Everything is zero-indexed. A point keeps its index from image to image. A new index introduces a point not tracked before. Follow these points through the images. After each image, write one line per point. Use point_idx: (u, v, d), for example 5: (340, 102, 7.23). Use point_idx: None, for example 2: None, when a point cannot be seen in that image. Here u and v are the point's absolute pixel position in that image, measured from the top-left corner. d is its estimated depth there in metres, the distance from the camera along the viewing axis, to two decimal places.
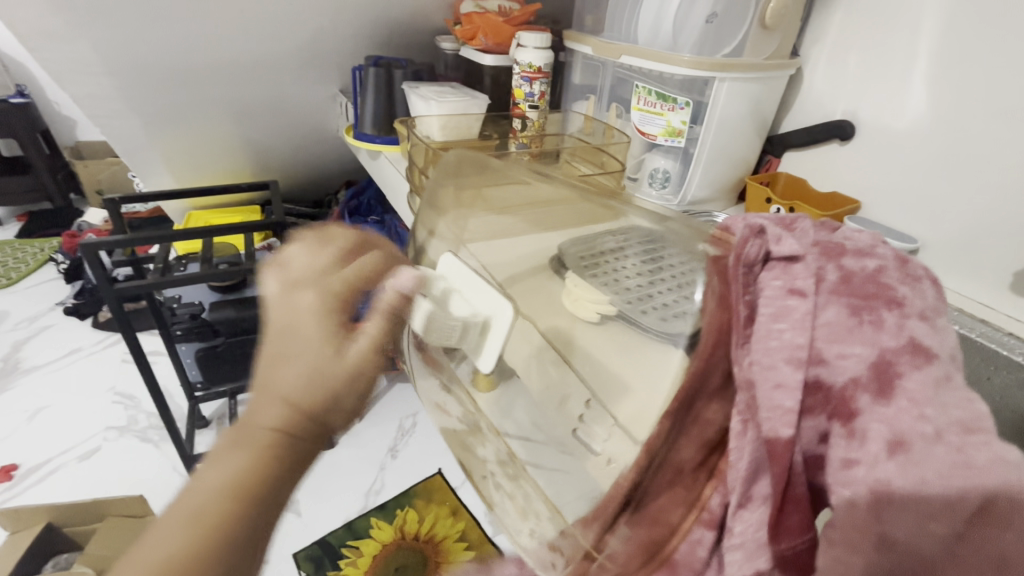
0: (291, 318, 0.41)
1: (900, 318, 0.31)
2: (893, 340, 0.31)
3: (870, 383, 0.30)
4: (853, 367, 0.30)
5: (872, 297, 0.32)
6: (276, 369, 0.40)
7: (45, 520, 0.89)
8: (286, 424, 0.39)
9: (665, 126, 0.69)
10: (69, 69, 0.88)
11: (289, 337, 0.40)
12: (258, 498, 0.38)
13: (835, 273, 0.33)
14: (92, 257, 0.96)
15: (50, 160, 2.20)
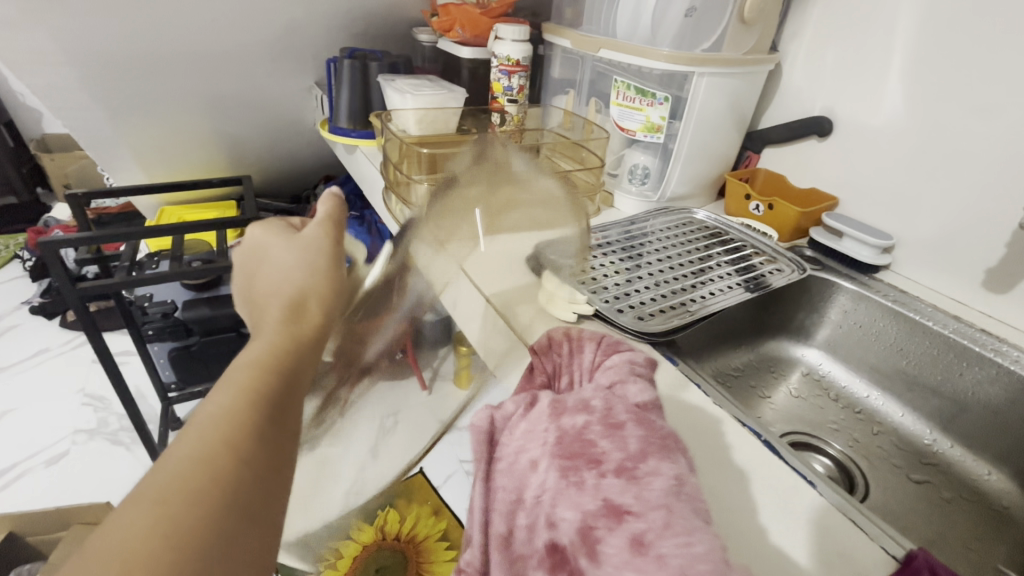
0: (264, 239, 0.42)
1: (599, 477, 0.33)
2: (596, 491, 0.33)
3: (581, 547, 0.31)
4: (568, 532, 0.32)
5: (575, 452, 0.35)
6: (291, 272, 0.40)
7: (8, 529, 0.85)
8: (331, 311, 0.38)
9: (643, 121, 0.69)
10: (25, 58, 0.84)
11: (286, 242, 0.42)
12: (282, 396, 0.32)
13: (569, 397, 0.40)
14: (54, 256, 0.92)
15: (15, 153, 2.12)
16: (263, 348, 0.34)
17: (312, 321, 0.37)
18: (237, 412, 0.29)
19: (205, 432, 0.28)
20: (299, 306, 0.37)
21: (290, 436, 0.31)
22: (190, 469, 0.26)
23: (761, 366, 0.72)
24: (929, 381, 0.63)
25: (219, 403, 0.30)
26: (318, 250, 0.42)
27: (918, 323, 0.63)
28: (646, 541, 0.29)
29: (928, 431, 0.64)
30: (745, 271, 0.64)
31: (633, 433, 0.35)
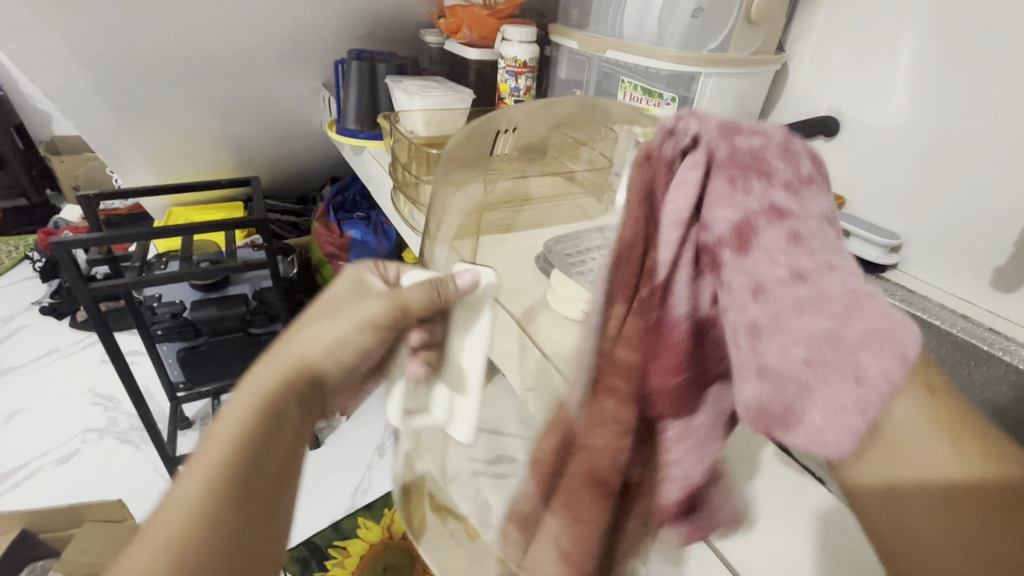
0: (319, 296, 0.46)
1: (770, 186, 0.32)
2: (766, 202, 0.32)
3: (732, 236, 0.32)
4: (722, 222, 0.32)
5: (753, 165, 0.32)
6: (288, 348, 0.42)
7: (19, 527, 0.86)
8: (294, 373, 0.41)
9: None
10: (38, 61, 0.85)
11: (325, 311, 0.44)
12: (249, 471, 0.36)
13: (746, 148, 0.33)
14: (66, 256, 0.93)
15: (24, 156, 2.14)
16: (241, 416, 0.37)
17: (277, 385, 0.39)
18: (204, 500, 0.34)
19: (180, 518, 0.33)
20: (271, 378, 0.40)
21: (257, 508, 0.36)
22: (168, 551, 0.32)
23: None
24: None
25: (183, 492, 0.34)
26: (337, 319, 0.44)
27: (927, 323, 0.63)
28: (807, 267, 0.31)
29: None
30: None
31: (801, 161, 0.34)
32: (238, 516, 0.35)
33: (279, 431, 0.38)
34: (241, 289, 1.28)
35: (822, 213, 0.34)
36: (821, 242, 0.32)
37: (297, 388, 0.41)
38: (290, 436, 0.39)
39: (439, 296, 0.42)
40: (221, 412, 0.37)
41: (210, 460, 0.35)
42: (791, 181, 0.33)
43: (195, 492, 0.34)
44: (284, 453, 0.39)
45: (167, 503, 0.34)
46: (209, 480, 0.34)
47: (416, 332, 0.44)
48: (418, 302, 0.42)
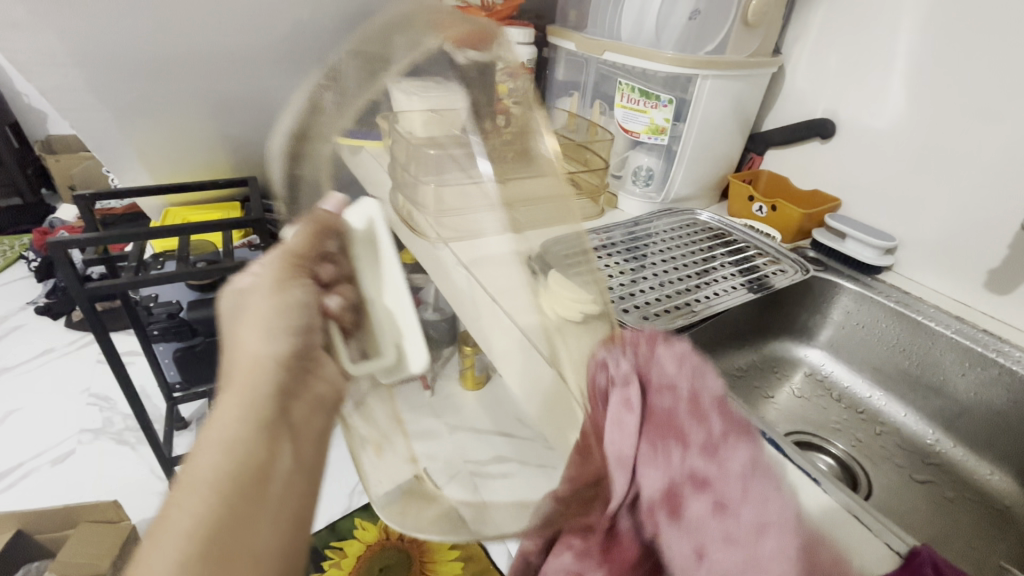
0: (229, 305, 0.43)
1: (685, 454, 0.37)
2: (686, 469, 0.37)
3: (662, 504, 0.37)
4: (653, 485, 0.38)
5: (666, 434, 0.38)
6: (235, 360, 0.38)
7: (14, 527, 0.86)
8: (259, 376, 0.36)
9: (648, 123, 0.69)
10: (35, 60, 0.85)
11: (247, 316, 0.41)
12: (252, 474, 0.32)
13: (661, 408, 0.40)
14: (62, 256, 0.92)
15: (20, 154, 2.13)
16: (234, 425, 0.33)
17: (244, 411, 0.33)
18: (182, 563, 0.28)
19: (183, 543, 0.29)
20: (238, 402, 0.34)
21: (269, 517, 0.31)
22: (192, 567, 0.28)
23: (764, 366, 0.72)
24: (931, 381, 0.64)
25: (183, 511, 0.30)
26: (258, 313, 0.40)
27: (920, 323, 0.64)
28: (727, 497, 0.35)
29: (930, 431, 0.64)
30: (749, 272, 0.64)
31: (716, 421, 0.39)
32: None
33: (251, 451, 0.32)
34: None
35: (744, 465, 0.37)
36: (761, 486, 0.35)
37: (265, 394, 0.35)
38: (267, 441, 0.33)
39: (326, 223, 0.45)
40: (190, 461, 0.32)
41: (180, 522, 0.29)
42: (705, 443, 0.37)
43: (170, 556, 0.28)
44: (264, 463, 0.33)
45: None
46: (186, 524, 0.30)
47: (327, 268, 0.46)
48: (304, 241, 0.44)
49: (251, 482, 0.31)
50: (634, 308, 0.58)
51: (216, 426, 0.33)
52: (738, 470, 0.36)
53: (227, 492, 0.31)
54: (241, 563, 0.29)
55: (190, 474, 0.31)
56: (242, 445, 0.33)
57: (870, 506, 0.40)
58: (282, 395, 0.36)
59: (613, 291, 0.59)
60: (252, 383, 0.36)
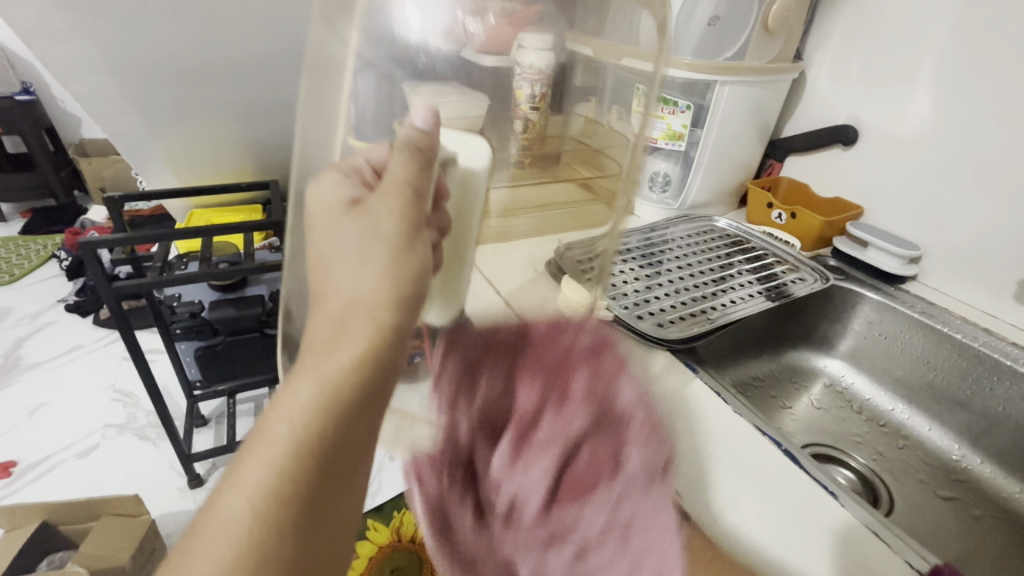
0: (329, 207, 0.39)
1: (541, 463, 0.41)
2: (541, 475, 0.41)
3: (512, 473, 0.42)
4: (509, 490, 0.42)
5: (522, 441, 0.42)
6: (330, 301, 0.36)
7: (41, 518, 0.88)
8: (367, 356, 0.34)
9: (666, 130, 0.69)
10: (69, 67, 0.88)
11: (347, 240, 0.37)
12: (335, 444, 0.32)
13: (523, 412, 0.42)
14: (91, 256, 0.95)
15: (54, 156, 2.21)
16: (312, 395, 0.32)
17: (345, 366, 0.33)
18: (259, 493, 0.30)
19: (269, 480, 0.30)
20: (341, 357, 0.33)
21: (334, 482, 0.32)
22: (267, 513, 0.30)
23: (782, 376, 0.71)
24: (957, 395, 0.62)
25: (274, 439, 0.31)
26: (362, 239, 0.37)
27: (946, 335, 0.62)
28: (555, 486, 0.41)
29: (957, 447, 0.62)
30: (768, 280, 0.63)
31: (556, 419, 0.41)
32: (280, 559, 0.29)
33: (340, 421, 0.32)
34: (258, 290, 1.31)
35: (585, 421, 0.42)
36: (601, 435, 0.42)
37: (369, 360, 0.34)
38: (356, 414, 0.33)
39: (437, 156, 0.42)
40: (289, 389, 0.33)
41: (254, 477, 0.30)
42: (550, 428, 0.41)
43: (245, 502, 0.30)
44: (348, 442, 0.33)
45: (212, 513, 0.30)
46: (258, 477, 0.30)
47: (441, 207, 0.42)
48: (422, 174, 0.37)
49: (330, 466, 0.32)
50: (648, 315, 0.58)
51: (297, 384, 0.33)
52: (583, 444, 0.41)
53: (307, 457, 0.31)
54: (301, 541, 0.30)
55: (278, 421, 0.32)
56: (325, 417, 0.32)
57: (888, 521, 0.41)
58: (384, 355, 0.35)
59: (627, 297, 0.59)
60: (346, 349, 0.34)
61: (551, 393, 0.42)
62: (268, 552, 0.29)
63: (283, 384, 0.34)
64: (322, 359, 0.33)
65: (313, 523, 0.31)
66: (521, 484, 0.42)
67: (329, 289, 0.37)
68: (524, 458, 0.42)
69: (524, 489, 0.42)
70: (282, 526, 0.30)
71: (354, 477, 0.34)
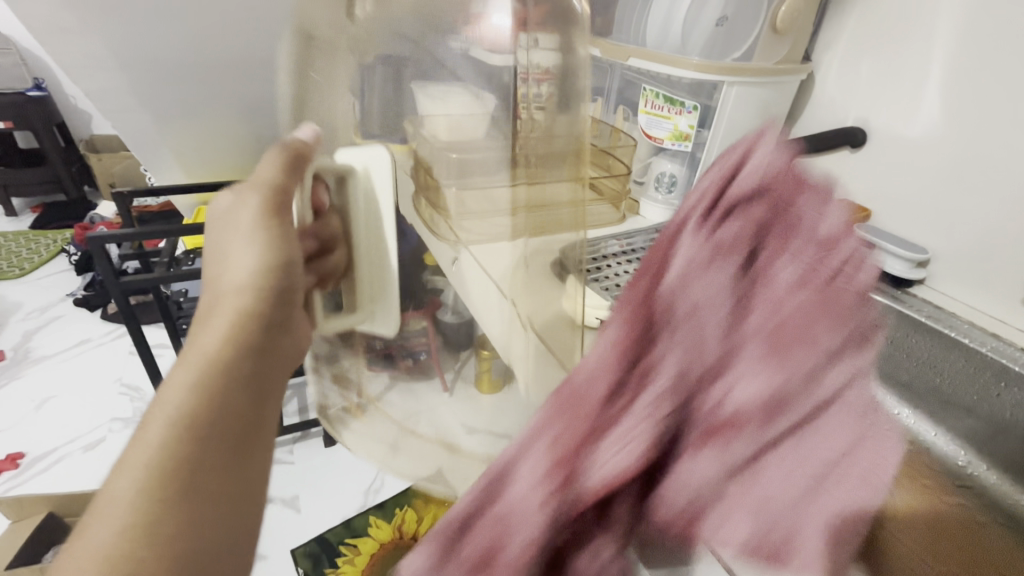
0: (223, 216, 0.46)
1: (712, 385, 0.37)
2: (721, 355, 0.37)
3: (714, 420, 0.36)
4: (741, 396, 0.36)
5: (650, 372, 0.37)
6: (221, 297, 0.43)
7: (47, 508, 0.89)
8: (236, 326, 0.41)
9: (671, 130, 0.68)
10: (80, 63, 0.89)
11: (223, 243, 0.45)
12: (218, 404, 0.38)
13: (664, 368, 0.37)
14: (99, 251, 0.96)
15: (66, 152, 2.24)
16: (186, 373, 0.39)
17: (217, 342, 0.40)
18: (150, 459, 0.36)
19: (158, 447, 0.36)
20: (214, 334, 0.41)
21: (234, 441, 0.38)
22: (162, 472, 0.35)
23: None
24: (963, 401, 0.61)
25: (163, 410, 0.38)
26: (239, 235, 0.45)
27: (954, 340, 0.61)
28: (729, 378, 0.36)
29: (963, 453, 0.61)
30: None
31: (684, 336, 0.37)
32: (169, 505, 0.35)
33: (220, 384, 0.39)
34: None
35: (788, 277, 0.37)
36: (822, 290, 0.36)
37: (240, 339, 0.41)
38: (234, 382, 0.40)
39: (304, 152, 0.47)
40: (169, 379, 0.39)
41: (154, 438, 0.37)
42: (723, 329, 0.37)
43: (146, 458, 0.36)
44: (234, 406, 0.39)
45: (118, 474, 0.36)
46: (150, 446, 0.36)
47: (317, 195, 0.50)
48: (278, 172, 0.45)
49: (224, 423, 0.38)
50: None
51: (178, 372, 0.39)
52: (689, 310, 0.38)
53: (193, 420, 0.37)
54: (188, 487, 0.36)
55: (165, 398, 0.38)
56: (208, 388, 0.39)
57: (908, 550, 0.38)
58: (256, 330, 0.42)
59: None
60: (218, 328, 0.41)
61: (670, 340, 0.38)
62: (170, 500, 0.35)
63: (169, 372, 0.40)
64: (197, 343, 0.41)
65: (216, 475, 0.37)
66: (731, 361, 0.37)
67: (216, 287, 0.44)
68: (786, 348, 0.36)
69: (740, 379, 0.36)
70: (173, 474, 0.36)
71: (253, 434, 0.40)
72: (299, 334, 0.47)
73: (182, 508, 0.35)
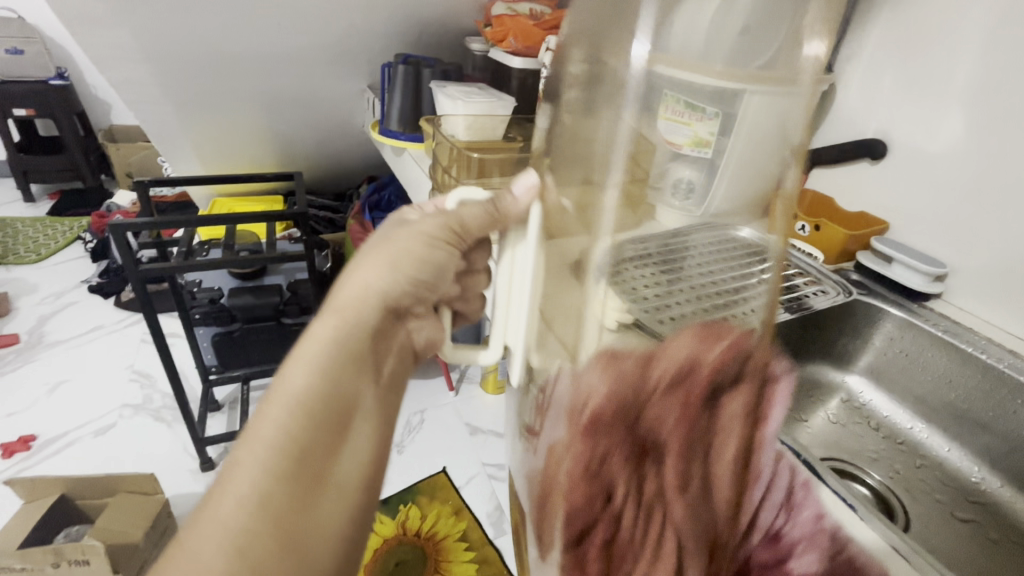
0: (382, 236, 0.45)
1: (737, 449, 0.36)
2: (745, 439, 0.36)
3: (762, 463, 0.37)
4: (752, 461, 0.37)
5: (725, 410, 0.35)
6: (340, 293, 0.40)
7: (59, 491, 0.90)
8: (358, 317, 0.39)
9: (692, 135, 0.38)
10: (108, 54, 0.91)
11: (376, 248, 0.43)
12: (335, 398, 0.35)
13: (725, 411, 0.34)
14: (120, 237, 0.98)
15: (84, 141, 2.27)
16: (322, 352, 0.36)
17: (335, 328, 0.38)
18: (265, 445, 0.32)
19: (280, 426, 0.33)
20: (327, 324, 0.38)
21: (340, 434, 0.34)
22: (271, 461, 0.31)
23: (800, 389, 0.70)
24: (979, 417, 0.61)
25: (291, 387, 0.34)
26: (387, 252, 0.43)
27: (971, 356, 0.61)
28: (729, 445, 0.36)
29: (976, 469, 0.61)
30: (788, 292, 0.66)
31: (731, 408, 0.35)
32: (280, 502, 0.31)
33: (339, 376, 0.36)
34: (277, 279, 1.34)
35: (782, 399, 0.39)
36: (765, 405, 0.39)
37: (357, 329, 0.39)
38: (352, 376, 0.37)
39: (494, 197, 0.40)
40: (295, 354, 0.36)
41: (264, 433, 0.32)
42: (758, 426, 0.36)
43: (257, 454, 0.32)
44: (350, 394, 0.36)
45: (229, 471, 0.32)
46: (273, 422, 0.33)
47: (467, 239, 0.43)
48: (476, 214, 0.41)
49: (327, 423, 0.34)
50: None
51: (308, 344, 0.37)
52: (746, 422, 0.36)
53: (311, 415, 0.34)
54: (304, 502, 0.31)
55: (291, 374, 0.35)
56: (332, 377, 0.35)
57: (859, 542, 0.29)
58: (370, 326, 0.40)
59: None
60: (353, 316, 0.39)
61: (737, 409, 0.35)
62: (277, 491, 0.31)
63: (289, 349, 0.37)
64: (328, 318, 0.38)
65: (319, 481, 0.32)
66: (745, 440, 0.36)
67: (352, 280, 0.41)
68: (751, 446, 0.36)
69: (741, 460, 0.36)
70: (288, 465, 0.32)
71: (357, 430, 0.35)
72: (421, 327, 0.44)
73: (294, 513, 0.31)
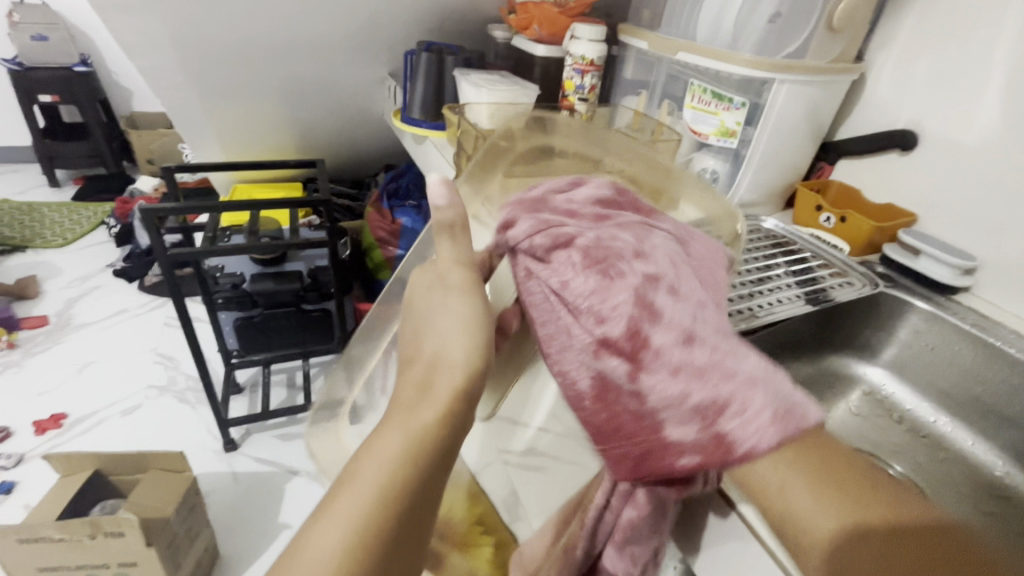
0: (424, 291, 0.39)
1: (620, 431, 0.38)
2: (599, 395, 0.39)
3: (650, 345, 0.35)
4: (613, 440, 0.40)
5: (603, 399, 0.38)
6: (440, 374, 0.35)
7: (93, 467, 0.93)
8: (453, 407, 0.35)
9: (718, 126, 0.69)
10: (137, 40, 0.92)
11: (439, 307, 0.38)
12: (417, 494, 0.33)
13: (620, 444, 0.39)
14: (150, 222, 1.00)
15: (107, 127, 2.31)
16: (419, 441, 0.33)
17: (435, 420, 0.34)
18: (348, 533, 0.30)
19: (360, 518, 0.31)
20: (427, 411, 0.34)
21: (412, 527, 0.33)
22: (346, 549, 0.30)
23: (820, 379, 0.70)
24: (1005, 411, 0.61)
25: (382, 475, 0.32)
26: (456, 326, 0.37)
27: (998, 349, 0.61)
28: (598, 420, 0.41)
29: (1001, 463, 0.61)
30: (810, 282, 0.65)
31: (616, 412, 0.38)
32: None
33: (422, 471, 0.33)
34: (297, 265, 1.36)
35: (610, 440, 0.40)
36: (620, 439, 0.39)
37: (450, 427, 0.35)
38: (437, 472, 0.34)
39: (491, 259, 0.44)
40: (380, 436, 0.34)
41: (348, 509, 0.31)
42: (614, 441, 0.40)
43: (340, 537, 0.30)
44: (426, 491, 0.34)
45: (306, 544, 0.30)
46: (357, 511, 0.31)
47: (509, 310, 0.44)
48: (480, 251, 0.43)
49: (404, 515, 0.32)
50: None
51: (397, 428, 0.34)
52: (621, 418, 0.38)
53: (393, 507, 0.32)
54: None
55: (371, 460, 0.33)
56: (416, 470, 0.33)
57: None
58: (459, 423, 0.35)
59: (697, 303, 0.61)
60: (448, 408, 0.35)
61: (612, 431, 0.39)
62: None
63: (374, 425, 0.34)
64: (414, 410, 0.35)
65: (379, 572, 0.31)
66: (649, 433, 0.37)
67: (435, 359, 0.37)
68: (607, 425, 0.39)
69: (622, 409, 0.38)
70: (364, 556, 0.30)
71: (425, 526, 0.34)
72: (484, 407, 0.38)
73: None
